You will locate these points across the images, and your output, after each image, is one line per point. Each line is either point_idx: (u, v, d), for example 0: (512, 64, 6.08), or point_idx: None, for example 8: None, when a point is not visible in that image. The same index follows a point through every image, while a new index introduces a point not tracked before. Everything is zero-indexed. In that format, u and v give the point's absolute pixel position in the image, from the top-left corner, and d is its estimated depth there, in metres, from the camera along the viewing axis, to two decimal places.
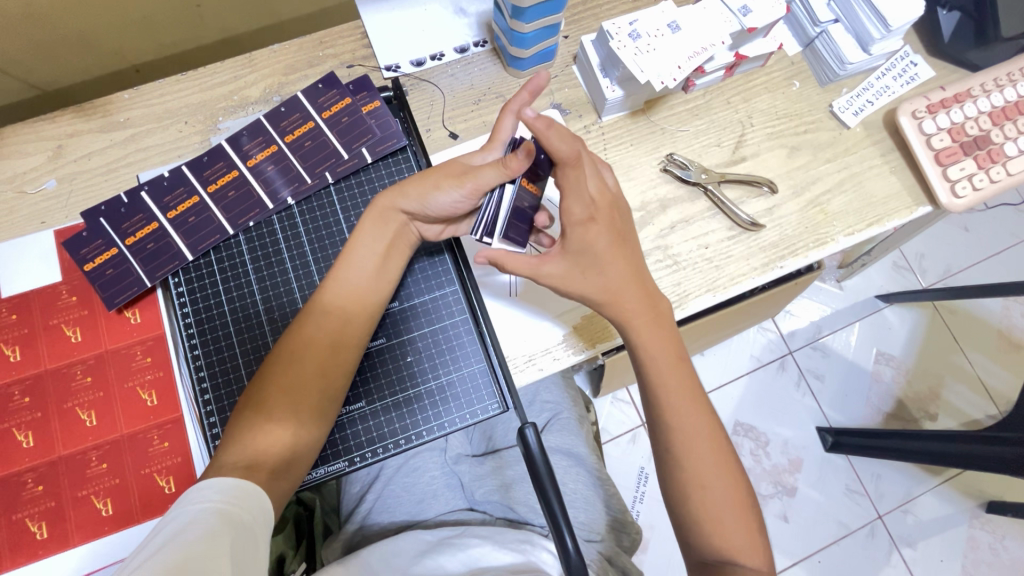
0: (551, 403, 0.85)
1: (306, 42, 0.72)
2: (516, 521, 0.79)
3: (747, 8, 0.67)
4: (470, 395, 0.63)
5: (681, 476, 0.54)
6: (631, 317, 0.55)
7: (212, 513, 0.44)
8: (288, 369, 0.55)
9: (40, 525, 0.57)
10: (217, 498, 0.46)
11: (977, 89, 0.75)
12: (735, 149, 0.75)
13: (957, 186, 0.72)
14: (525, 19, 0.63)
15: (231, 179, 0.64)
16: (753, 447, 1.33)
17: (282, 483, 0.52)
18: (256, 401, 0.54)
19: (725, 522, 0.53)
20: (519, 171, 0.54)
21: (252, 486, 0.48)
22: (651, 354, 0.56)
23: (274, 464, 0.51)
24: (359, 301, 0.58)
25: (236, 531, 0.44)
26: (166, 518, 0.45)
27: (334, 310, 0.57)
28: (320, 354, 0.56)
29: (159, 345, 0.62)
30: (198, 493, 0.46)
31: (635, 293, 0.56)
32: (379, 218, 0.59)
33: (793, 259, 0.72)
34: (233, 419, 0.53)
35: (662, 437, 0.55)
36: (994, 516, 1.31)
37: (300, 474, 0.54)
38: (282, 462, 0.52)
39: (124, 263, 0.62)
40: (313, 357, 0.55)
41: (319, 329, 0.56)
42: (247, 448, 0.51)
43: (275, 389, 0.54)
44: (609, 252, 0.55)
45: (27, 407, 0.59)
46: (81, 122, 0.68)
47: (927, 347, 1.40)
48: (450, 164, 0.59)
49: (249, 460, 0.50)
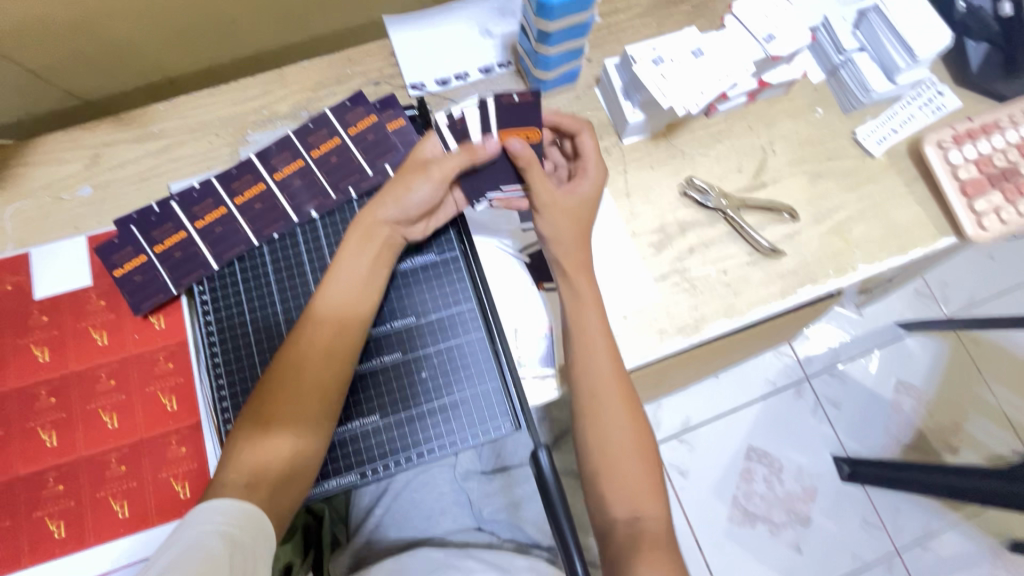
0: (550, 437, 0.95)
1: (335, 60, 0.74)
2: (524, 543, 0.83)
3: (772, 36, 0.68)
4: (483, 413, 0.63)
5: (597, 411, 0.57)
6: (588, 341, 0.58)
7: (214, 535, 0.46)
8: (291, 385, 0.55)
9: (58, 524, 0.58)
10: (219, 520, 0.47)
11: (1005, 120, 0.74)
12: (755, 174, 0.75)
13: (983, 218, 0.71)
14: (551, 42, 0.64)
15: (258, 192, 0.65)
16: (766, 472, 1.31)
17: (288, 493, 0.53)
18: (263, 418, 0.54)
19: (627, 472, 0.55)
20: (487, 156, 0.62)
21: (254, 507, 0.49)
22: (585, 345, 0.58)
23: (273, 479, 0.52)
24: (346, 308, 0.59)
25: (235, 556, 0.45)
26: (172, 536, 0.47)
27: (333, 322, 0.58)
28: (320, 364, 0.56)
29: (181, 351, 0.63)
30: (200, 514, 0.48)
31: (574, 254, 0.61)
32: (365, 236, 0.60)
33: (813, 287, 0.71)
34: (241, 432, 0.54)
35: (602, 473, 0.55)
36: (1017, 555, 1.27)
37: (299, 492, 0.54)
38: (286, 474, 0.53)
39: (152, 270, 0.63)
40: (311, 363, 0.56)
41: (315, 342, 0.57)
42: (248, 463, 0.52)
43: (278, 400, 0.55)
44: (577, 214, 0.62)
45: (53, 407, 0.61)
46: (118, 132, 0.70)
47: (950, 377, 1.37)
48: (416, 162, 0.63)
49: (250, 476, 0.51)
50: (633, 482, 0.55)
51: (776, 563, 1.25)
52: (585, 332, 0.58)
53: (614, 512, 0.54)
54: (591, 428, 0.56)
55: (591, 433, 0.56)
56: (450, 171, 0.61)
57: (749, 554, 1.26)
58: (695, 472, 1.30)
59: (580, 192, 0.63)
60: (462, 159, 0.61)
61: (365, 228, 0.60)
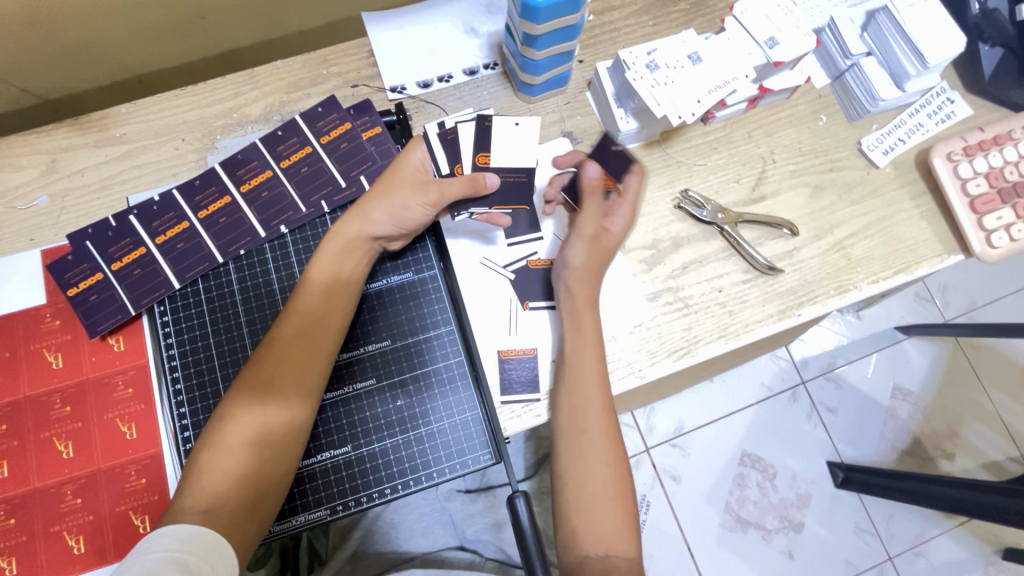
0: (532, 459, 0.96)
1: (309, 59, 0.70)
2: (506, 564, 0.80)
3: (774, 40, 0.63)
4: (462, 443, 0.59)
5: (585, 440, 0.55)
6: (578, 375, 0.56)
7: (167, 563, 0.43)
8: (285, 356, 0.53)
9: (10, 560, 0.54)
10: (176, 547, 0.44)
11: (1018, 132, 0.70)
12: (754, 186, 0.71)
13: (992, 236, 0.68)
14: (537, 46, 0.60)
15: (223, 206, 0.61)
16: (760, 479, 1.28)
17: (281, 461, 0.52)
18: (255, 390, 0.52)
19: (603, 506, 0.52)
20: (489, 189, 0.59)
21: (212, 532, 0.46)
22: (575, 376, 0.56)
23: (233, 509, 0.49)
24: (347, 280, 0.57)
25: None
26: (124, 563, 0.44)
27: (321, 297, 0.56)
28: (310, 333, 0.54)
29: (141, 376, 0.59)
30: (156, 540, 0.45)
31: (583, 281, 0.59)
32: (347, 248, 0.57)
33: (813, 307, 0.67)
34: (234, 406, 0.52)
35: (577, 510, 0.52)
36: (1011, 564, 1.25)
37: (262, 526, 0.51)
38: (248, 513, 0.50)
39: (109, 289, 0.59)
40: (302, 333, 0.54)
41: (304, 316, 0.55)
42: (207, 491, 0.49)
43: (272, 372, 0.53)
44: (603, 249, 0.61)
45: (4, 435, 0.57)
46: (76, 136, 0.66)
47: (949, 384, 1.35)
48: (407, 176, 0.59)
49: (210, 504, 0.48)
50: (607, 523, 0.52)
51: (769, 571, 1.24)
52: (578, 369, 0.56)
53: (585, 550, 0.51)
54: (572, 457, 0.54)
55: (569, 464, 0.54)
56: (448, 193, 0.58)
57: (740, 562, 1.24)
58: (687, 479, 1.28)
59: (615, 227, 0.61)
60: (463, 186, 0.58)
61: (346, 237, 0.57)
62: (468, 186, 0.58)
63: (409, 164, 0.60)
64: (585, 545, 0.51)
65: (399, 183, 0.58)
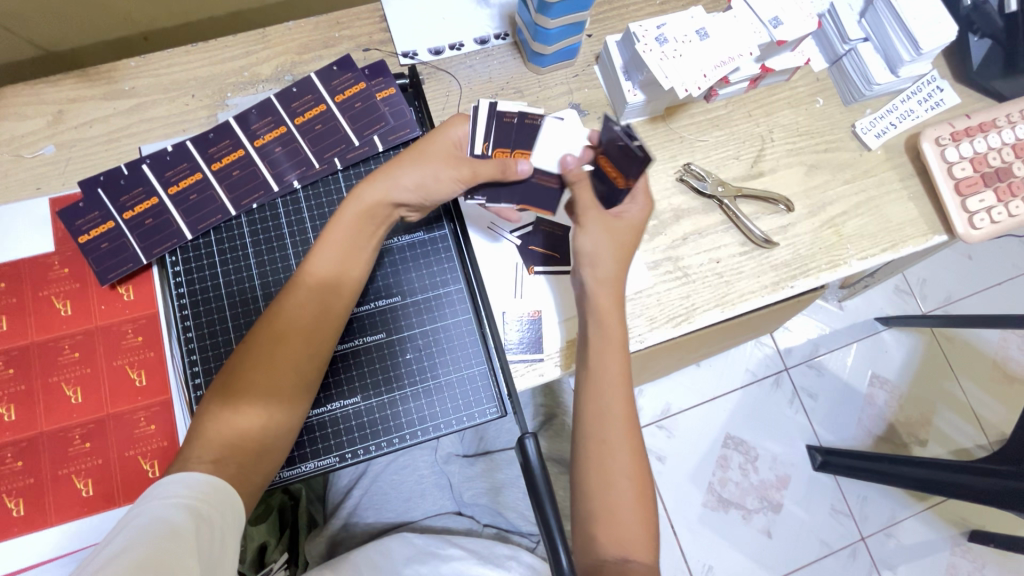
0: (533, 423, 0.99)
1: (322, 21, 0.70)
2: (504, 530, 0.83)
3: (779, 20, 0.65)
4: (468, 397, 0.61)
5: (597, 368, 0.54)
6: (602, 358, 0.54)
7: (179, 510, 0.43)
8: (289, 353, 0.52)
9: (17, 502, 0.55)
10: (184, 494, 0.45)
11: (1001, 120, 0.74)
12: (753, 163, 0.74)
13: (974, 217, 0.71)
14: (551, 14, 0.61)
15: (236, 159, 0.62)
16: (742, 461, 1.32)
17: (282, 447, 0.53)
18: (261, 385, 0.51)
19: (612, 441, 0.52)
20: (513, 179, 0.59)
21: (222, 482, 0.47)
22: (600, 356, 0.54)
23: (244, 457, 0.50)
24: (360, 267, 0.57)
25: (201, 530, 0.43)
26: (129, 512, 0.44)
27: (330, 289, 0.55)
28: (318, 331, 0.54)
29: (151, 324, 0.60)
30: (162, 488, 0.45)
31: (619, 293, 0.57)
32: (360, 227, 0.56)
33: (805, 280, 0.70)
34: (240, 395, 0.50)
35: (594, 493, 0.51)
36: (976, 545, 1.31)
37: (269, 470, 0.52)
38: (255, 454, 0.50)
39: (120, 238, 0.59)
40: (311, 331, 0.53)
41: (312, 310, 0.54)
42: (220, 437, 0.49)
43: (279, 369, 0.51)
44: (619, 244, 0.56)
45: (11, 380, 0.57)
46: (84, 87, 0.65)
47: (923, 373, 1.40)
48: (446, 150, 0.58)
49: (220, 452, 0.48)
50: (623, 503, 0.50)
51: (747, 548, 1.28)
52: (601, 364, 0.54)
53: (594, 530, 0.50)
54: (591, 462, 0.51)
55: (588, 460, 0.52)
56: (479, 172, 0.57)
57: (720, 538, 1.28)
58: (672, 458, 1.32)
59: (627, 217, 0.57)
60: (495, 168, 0.58)
61: (369, 210, 0.56)
62: (498, 170, 0.58)
63: (448, 139, 0.58)
64: (600, 549, 0.50)
65: (433, 154, 0.57)
